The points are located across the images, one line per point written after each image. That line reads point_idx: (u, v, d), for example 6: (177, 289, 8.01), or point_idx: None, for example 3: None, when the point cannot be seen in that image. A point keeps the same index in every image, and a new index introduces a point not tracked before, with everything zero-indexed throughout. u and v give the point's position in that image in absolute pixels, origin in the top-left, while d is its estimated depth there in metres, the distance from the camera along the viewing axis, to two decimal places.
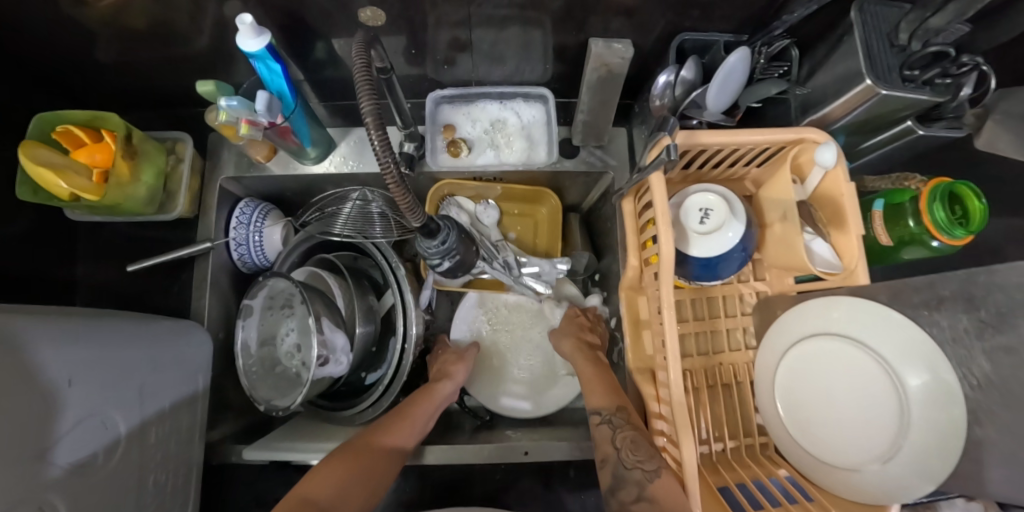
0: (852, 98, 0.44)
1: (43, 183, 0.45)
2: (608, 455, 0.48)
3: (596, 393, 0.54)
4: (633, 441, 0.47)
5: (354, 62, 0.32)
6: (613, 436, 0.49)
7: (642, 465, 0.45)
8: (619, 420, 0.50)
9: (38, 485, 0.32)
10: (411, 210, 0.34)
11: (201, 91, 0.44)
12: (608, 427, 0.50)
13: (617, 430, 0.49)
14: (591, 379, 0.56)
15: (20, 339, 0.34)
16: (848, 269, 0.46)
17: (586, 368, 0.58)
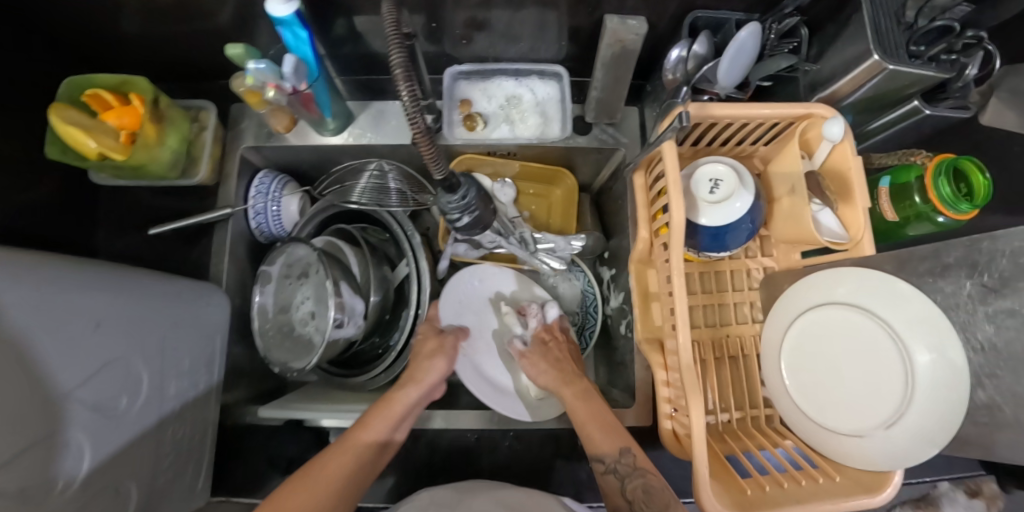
0: (860, 75, 0.46)
1: (73, 143, 0.46)
2: (620, 508, 0.42)
3: (597, 439, 0.45)
4: (647, 493, 0.41)
5: (386, 22, 0.33)
6: (622, 487, 0.42)
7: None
8: (626, 467, 0.43)
9: (67, 421, 0.34)
10: (437, 163, 0.36)
11: (229, 54, 0.45)
12: (615, 477, 0.42)
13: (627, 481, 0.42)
14: (585, 422, 0.47)
15: (50, 279, 0.35)
16: (856, 239, 0.49)
17: (576, 407, 0.49)
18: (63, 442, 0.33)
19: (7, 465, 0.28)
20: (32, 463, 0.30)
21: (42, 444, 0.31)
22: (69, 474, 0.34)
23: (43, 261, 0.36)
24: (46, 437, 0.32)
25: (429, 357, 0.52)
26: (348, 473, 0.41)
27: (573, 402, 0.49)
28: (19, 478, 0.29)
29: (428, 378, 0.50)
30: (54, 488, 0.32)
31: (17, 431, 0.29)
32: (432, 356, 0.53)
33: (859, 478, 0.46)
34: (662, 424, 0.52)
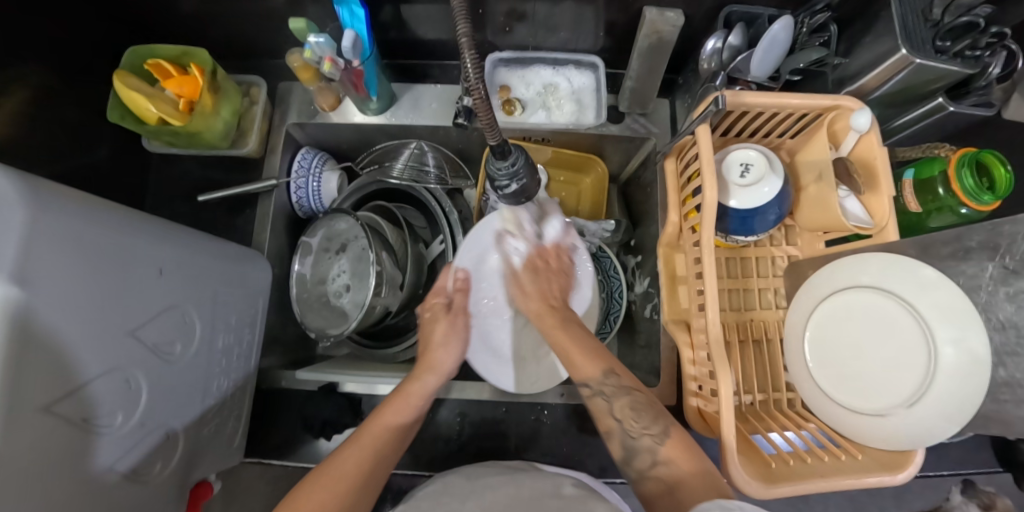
0: (887, 68, 0.48)
1: (135, 107, 0.51)
2: (612, 428, 0.44)
3: (577, 359, 0.48)
4: (635, 408, 0.43)
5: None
6: (611, 407, 0.44)
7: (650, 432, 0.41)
8: (612, 389, 0.45)
9: (124, 361, 0.37)
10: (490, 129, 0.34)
11: (292, 28, 0.48)
12: (602, 398, 0.45)
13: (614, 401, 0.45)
14: (569, 350, 0.50)
15: (124, 224, 0.37)
16: (880, 226, 0.50)
17: (557, 335, 0.52)
18: (119, 380, 0.36)
19: (65, 398, 0.31)
20: (91, 397, 0.34)
21: (100, 380, 0.34)
22: (121, 410, 0.37)
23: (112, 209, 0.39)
24: (103, 374, 0.35)
25: (444, 345, 0.54)
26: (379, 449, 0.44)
27: (548, 327, 0.53)
28: (77, 411, 0.32)
29: (445, 365, 0.53)
30: (108, 422, 0.36)
31: (76, 369, 0.32)
32: (449, 342, 0.55)
33: (881, 457, 0.47)
34: (687, 403, 0.53)
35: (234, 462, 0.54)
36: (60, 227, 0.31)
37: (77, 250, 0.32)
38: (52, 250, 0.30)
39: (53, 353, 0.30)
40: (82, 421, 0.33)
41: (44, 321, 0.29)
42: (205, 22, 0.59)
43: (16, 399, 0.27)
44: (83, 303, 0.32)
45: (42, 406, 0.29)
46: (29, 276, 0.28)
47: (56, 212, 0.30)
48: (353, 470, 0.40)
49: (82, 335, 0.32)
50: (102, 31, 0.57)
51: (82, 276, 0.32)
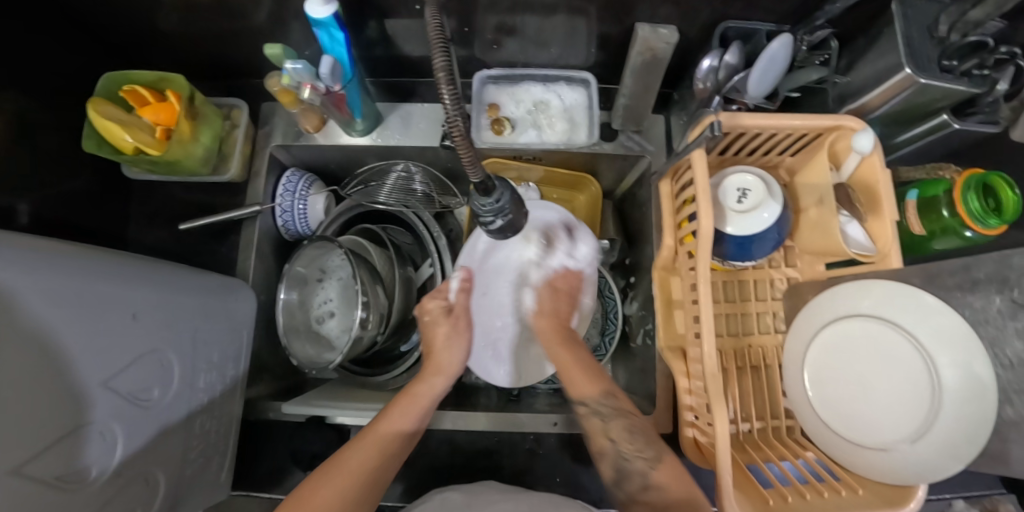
0: (890, 89, 0.46)
1: (110, 137, 0.49)
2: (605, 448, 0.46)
3: (580, 384, 0.49)
4: (630, 430, 0.45)
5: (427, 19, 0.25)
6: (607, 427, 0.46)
7: (644, 455, 0.43)
8: (609, 408, 0.48)
9: (96, 413, 0.35)
10: (473, 169, 0.30)
11: (268, 55, 0.47)
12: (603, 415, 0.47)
13: (608, 421, 0.47)
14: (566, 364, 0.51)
15: (92, 271, 0.36)
16: (882, 252, 0.48)
17: (564, 354, 0.52)
18: (90, 433, 0.35)
19: (36, 458, 0.30)
20: (60, 455, 0.32)
21: (68, 436, 0.33)
22: (97, 463, 0.36)
23: (86, 252, 0.38)
24: (72, 430, 0.33)
25: (449, 346, 0.52)
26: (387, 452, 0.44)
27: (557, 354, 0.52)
28: (49, 470, 0.31)
29: (450, 366, 0.52)
30: (84, 476, 0.35)
31: (47, 429, 0.31)
32: (452, 343, 0.53)
33: (884, 492, 0.45)
34: (683, 433, 0.52)
35: (222, 498, 0.53)
36: (25, 282, 0.29)
37: (45, 305, 0.31)
38: (13, 308, 0.28)
39: (24, 415, 0.29)
40: (54, 478, 0.32)
41: (13, 382, 0.28)
42: (183, 42, 0.57)
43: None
44: (52, 357, 0.31)
45: (12, 468, 0.28)
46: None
47: (18, 265, 0.29)
48: (353, 474, 0.41)
49: (51, 390, 0.31)
50: (76, 54, 0.55)
51: (49, 329, 0.31)
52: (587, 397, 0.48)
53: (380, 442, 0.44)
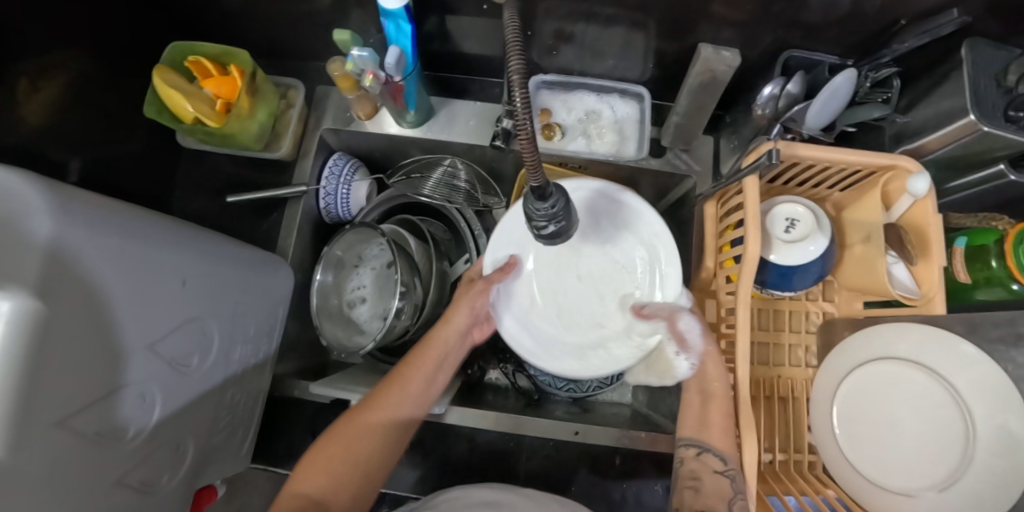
0: (950, 132, 0.46)
1: (172, 105, 0.50)
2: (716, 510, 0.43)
3: (710, 427, 0.46)
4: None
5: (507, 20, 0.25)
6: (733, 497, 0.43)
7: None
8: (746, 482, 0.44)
9: (138, 375, 0.36)
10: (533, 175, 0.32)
11: (336, 39, 0.47)
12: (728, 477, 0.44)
13: (738, 494, 0.43)
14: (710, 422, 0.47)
15: (148, 236, 0.37)
16: (927, 297, 0.48)
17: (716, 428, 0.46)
18: (130, 394, 0.36)
19: (79, 413, 0.31)
20: (103, 412, 0.33)
21: (112, 393, 0.34)
22: (133, 423, 0.36)
23: (144, 215, 0.39)
24: (117, 389, 0.34)
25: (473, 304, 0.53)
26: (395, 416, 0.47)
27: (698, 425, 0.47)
28: (89, 426, 0.32)
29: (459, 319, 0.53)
30: (119, 435, 0.35)
31: (94, 385, 0.32)
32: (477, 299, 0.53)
33: None
34: None
35: (238, 469, 0.54)
36: (85, 239, 0.30)
37: (101, 264, 0.31)
38: (76, 265, 0.29)
39: (73, 369, 0.29)
40: (91, 434, 0.33)
41: (68, 337, 0.28)
42: (247, 20, 0.58)
43: (26, 417, 0.26)
44: (104, 317, 0.32)
45: (56, 422, 0.29)
46: (55, 289, 0.27)
47: (81, 224, 0.30)
48: (379, 416, 0.46)
49: (101, 348, 0.32)
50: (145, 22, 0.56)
51: (104, 288, 0.32)
52: (726, 455, 0.45)
53: (390, 402, 0.47)
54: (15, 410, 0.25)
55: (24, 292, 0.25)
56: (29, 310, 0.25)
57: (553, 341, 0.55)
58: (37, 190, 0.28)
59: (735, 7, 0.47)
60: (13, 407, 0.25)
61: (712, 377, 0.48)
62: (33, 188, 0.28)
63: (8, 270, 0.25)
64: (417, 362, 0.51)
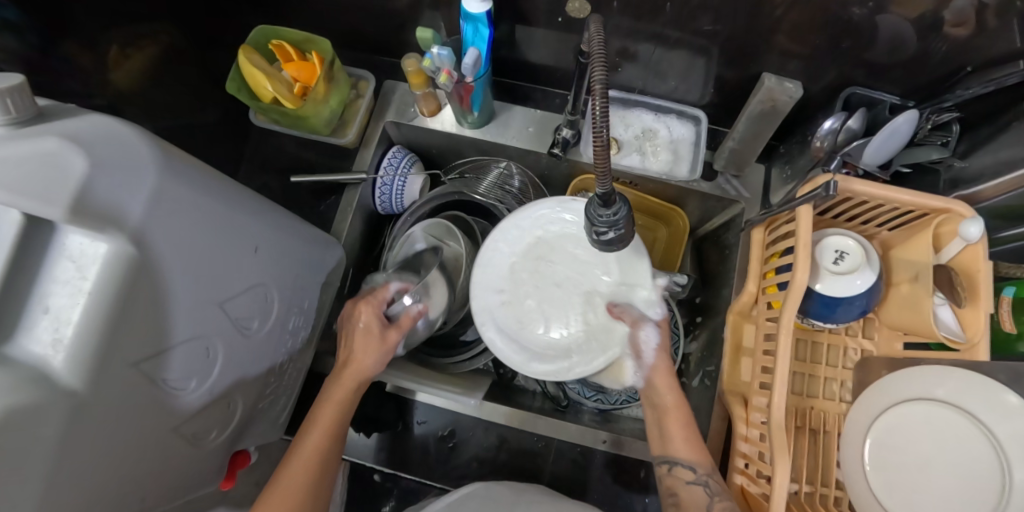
0: (1008, 181, 0.46)
1: (254, 84, 0.53)
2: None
3: (675, 441, 0.47)
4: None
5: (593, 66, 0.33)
6: (709, 502, 0.43)
7: None
8: (718, 485, 0.45)
9: (208, 331, 0.38)
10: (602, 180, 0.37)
11: (419, 37, 0.50)
12: (704, 489, 0.44)
13: (715, 497, 0.44)
14: (667, 419, 0.48)
15: (233, 201, 0.39)
16: (971, 341, 0.48)
17: (675, 434, 0.47)
18: (199, 348, 0.38)
19: (152, 359, 0.33)
20: (174, 362, 0.35)
21: (182, 346, 0.36)
22: (196, 378, 0.38)
23: (230, 181, 0.41)
24: (186, 342, 0.36)
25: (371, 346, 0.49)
26: (327, 440, 0.45)
27: (660, 444, 0.48)
28: (160, 373, 0.34)
29: (367, 359, 0.49)
30: (184, 386, 0.37)
31: (166, 335, 0.34)
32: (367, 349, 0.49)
33: None
34: (732, 479, 0.52)
35: (270, 437, 0.56)
36: (182, 194, 0.32)
37: (192, 221, 0.34)
38: (172, 219, 0.31)
39: (150, 317, 0.31)
40: (162, 380, 0.35)
41: (151, 284, 0.30)
42: (327, 11, 0.61)
43: (106, 353, 0.28)
44: (191, 271, 0.34)
45: (130, 363, 0.31)
46: (152, 239, 0.30)
47: (181, 181, 0.33)
48: (318, 445, 0.45)
49: (180, 301, 0.34)
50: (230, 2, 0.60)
51: (192, 245, 0.34)
52: (694, 464, 0.46)
53: (322, 435, 0.45)
54: (95, 344, 0.27)
55: (121, 236, 0.27)
56: (120, 254, 0.27)
57: (516, 332, 0.55)
58: (151, 146, 0.31)
59: (800, 42, 0.48)
60: (93, 342, 0.27)
61: (662, 390, 0.50)
62: (147, 144, 0.30)
63: (116, 216, 0.27)
64: (341, 383, 0.49)
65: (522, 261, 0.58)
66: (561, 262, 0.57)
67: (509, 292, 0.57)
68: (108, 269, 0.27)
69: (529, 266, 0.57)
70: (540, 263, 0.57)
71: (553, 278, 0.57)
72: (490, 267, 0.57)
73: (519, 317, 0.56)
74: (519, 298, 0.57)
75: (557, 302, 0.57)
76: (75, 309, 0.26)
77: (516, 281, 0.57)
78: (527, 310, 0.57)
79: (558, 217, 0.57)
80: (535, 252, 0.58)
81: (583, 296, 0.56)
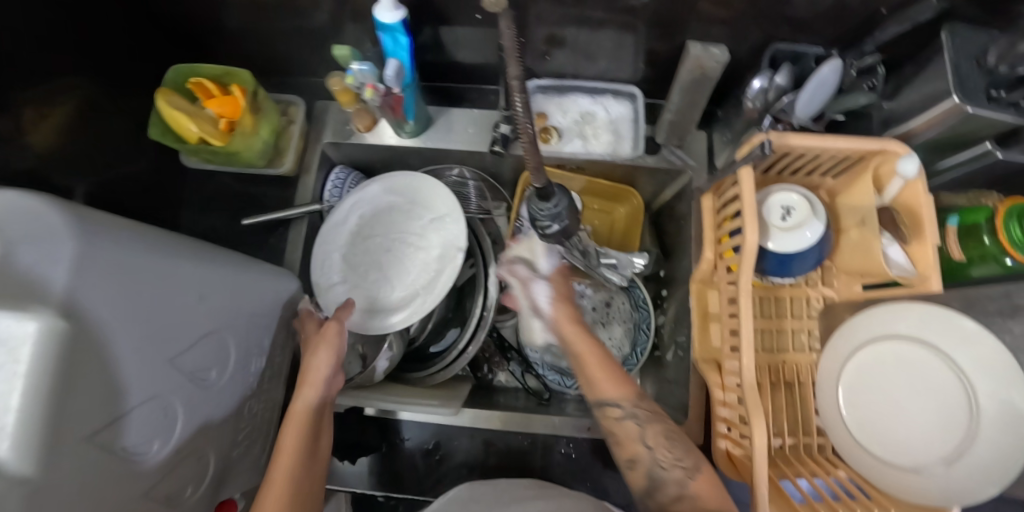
0: (936, 115, 0.47)
1: (178, 127, 0.51)
2: (639, 454, 0.43)
3: (600, 381, 0.44)
4: (669, 437, 0.42)
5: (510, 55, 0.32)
6: (640, 432, 0.42)
7: (682, 463, 0.41)
8: (645, 413, 0.43)
9: (160, 389, 0.37)
10: (535, 174, 0.37)
11: (336, 55, 0.49)
12: (634, 421, 0.43)
13: (643, 426, 0.42)
14: (585, 354, 0.45)
15: (168, 250, 0.37)
16: (923, 275, 0.49)
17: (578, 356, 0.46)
18: (150, 409, 0.36)
19: (99, 430, 0.31)
20: (121, 429, 0.33)
21: (131, 410, 0.34)
22: (150, 440, 0.37)
23: (162, 232, 0.39)
24: (134, 405, 0.34)
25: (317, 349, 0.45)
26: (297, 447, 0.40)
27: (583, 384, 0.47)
28: (109, 442, 0.32)
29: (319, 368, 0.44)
30: (137, 452, 0.35)
31: (111, 402, 0.32)
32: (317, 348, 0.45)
33: None
34: (716, 444, 0.53)
35: (253, 482, 0.55)
36: (109, 253, 0.30)
37: (122, 280, 0.32)
38: (100, 281, 0.29)
39: (91, 388, 0.29)
40: (114, 449, 0.33)
41: (86, 353, 0.28)
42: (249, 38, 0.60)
43: (56, 434, 0.27)
44: (131, 335, 0.33)
45: (78, 439, 0.29)
46: (80, 308, 0.28)
47: (108, 239, 0.30)
48: (289, 453, 0.39)
49: (120, 365, 0.32)
50: (139, 43, 0.58)
51: (126, 305, 0.32)
52: (620, 398, 0.43)
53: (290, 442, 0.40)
54: (40, 428, 0.25)
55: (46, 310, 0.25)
56: (53, 329, 0.25)
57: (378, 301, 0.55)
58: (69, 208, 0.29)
59: (723, 6, 0.48)
60: (37, 426, 0.25)
61: (573, 339, 0.47)
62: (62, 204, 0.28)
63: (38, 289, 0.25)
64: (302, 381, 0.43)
65: (352, 251, 0.58)
66: (386, 228, 0.58)
67: (349, 277, 0.56)
68: (43, 347, 0.25)
69: (360, 246, 0.58)
70: (368, 240, 0.58)
71: (387, 242, 0.58)
72: (326, 261, 0.57)
73: (377, 290, 0.56)
74: (367, 278, 0.56)
75: (396, 262, 0.57)
76: (13, 396, 0.24)
77: (357, 261, 0.57)
78: (372, 285, 0.56)
79: (366, 199, 0.58)
80: (360, 233, 0.58)
81: (415, 242, 0.57)
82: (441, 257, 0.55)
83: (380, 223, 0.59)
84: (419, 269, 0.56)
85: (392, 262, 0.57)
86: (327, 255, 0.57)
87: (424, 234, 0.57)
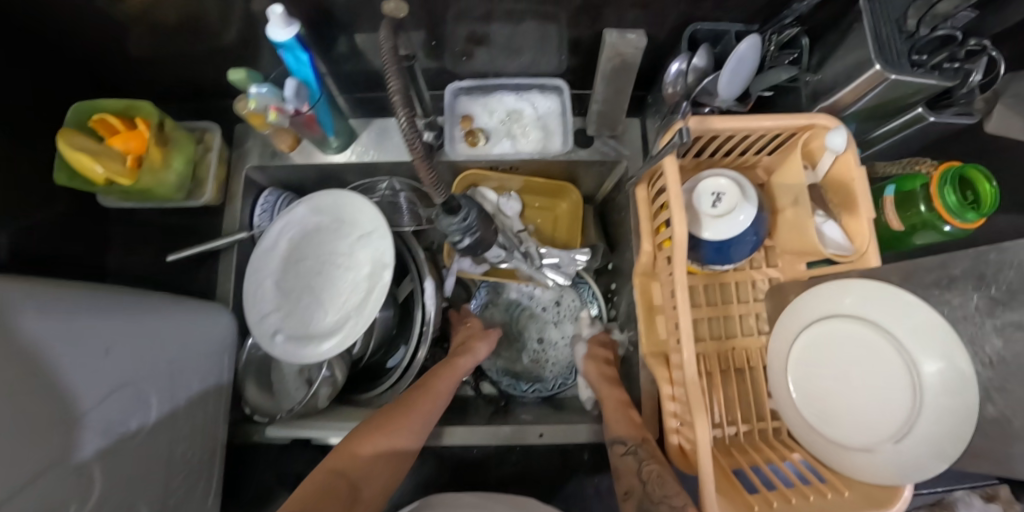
0: (861, 85, 0.45)
1: (81, 169, 0.46)
2: (633, 486, 0.46)
3: (618, 424, 0.52)
4: (663, 474, 0.45)
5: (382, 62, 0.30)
6: (640, 468, 0.47)
7: (670, 500, 0.42)
8: (646, 451, 0.49)
9: (84, 445, 0.35)
10: (435, 185, 0.36)
11: (232, 79, 0.47)
12: (635, 457, 0.48)
13: (644, 463, 0.47)
14: (614, 409, 0.55)
15: (54, 305, 0.35)
16: (860, 251, 0.47)
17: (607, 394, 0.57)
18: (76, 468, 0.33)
19: (23, 490, 0.28)
20: (44, 492, 0.30)
21: (53, 468, 0.31)
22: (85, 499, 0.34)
23: (55, 289, 0.37)
24: (56, 464, 0.32)
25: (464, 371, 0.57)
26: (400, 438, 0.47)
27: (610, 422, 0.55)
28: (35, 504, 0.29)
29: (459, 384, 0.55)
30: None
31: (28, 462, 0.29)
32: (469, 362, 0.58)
33: (870, 493, 0.43)
34: (669, 440, 0.52)
35: None
36: None
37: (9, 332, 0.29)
38: None
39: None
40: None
41: None
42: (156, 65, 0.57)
43: None
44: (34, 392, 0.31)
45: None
46: None
47: None
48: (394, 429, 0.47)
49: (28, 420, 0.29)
50: None
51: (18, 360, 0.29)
52: (628, 437, 0.50)
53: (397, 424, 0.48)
54: None
55: None
56: None
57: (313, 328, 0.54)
58: None
59: None
60: None
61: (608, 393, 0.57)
62: None
63: None
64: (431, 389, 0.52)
65: (282, 278, 0.55)
66: (316, 250, 0.57)
67: (283, 305, 0.54)
68: None
69: (289, 272, 0.56)
70: (297, 265, 0.57)
71: (317, 264, 0.57)
72: (258, 289, 0.54)
73: (312, 315, 0.54)
74: (299, 304, 0.55)
75: (329, 285, 0.56)
76: None
77: (287, 288, 0.55)
78: (306, 310, 0.55)
79: (291, 223, 0.56)
80: (289, 259, 0.56)
81: (345, 263, 0.56)
82: (371, 275, 0.54)
83: (310, 247, 0.57)
84: (351, 289, 0.55)
85: (324, 286, 0.56)
86: (259, 282, 0.54)
87: (353, 254, 0.56)
